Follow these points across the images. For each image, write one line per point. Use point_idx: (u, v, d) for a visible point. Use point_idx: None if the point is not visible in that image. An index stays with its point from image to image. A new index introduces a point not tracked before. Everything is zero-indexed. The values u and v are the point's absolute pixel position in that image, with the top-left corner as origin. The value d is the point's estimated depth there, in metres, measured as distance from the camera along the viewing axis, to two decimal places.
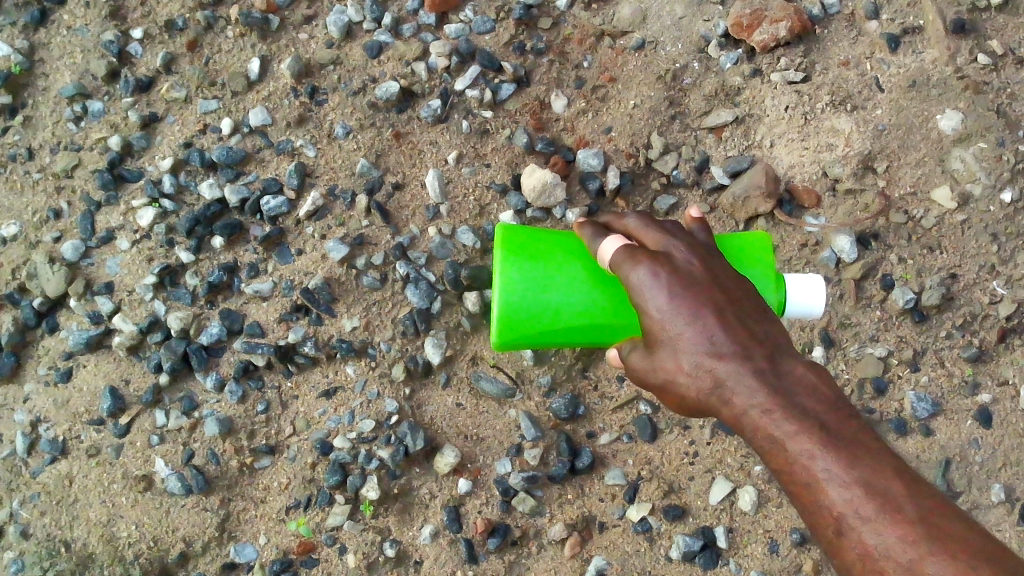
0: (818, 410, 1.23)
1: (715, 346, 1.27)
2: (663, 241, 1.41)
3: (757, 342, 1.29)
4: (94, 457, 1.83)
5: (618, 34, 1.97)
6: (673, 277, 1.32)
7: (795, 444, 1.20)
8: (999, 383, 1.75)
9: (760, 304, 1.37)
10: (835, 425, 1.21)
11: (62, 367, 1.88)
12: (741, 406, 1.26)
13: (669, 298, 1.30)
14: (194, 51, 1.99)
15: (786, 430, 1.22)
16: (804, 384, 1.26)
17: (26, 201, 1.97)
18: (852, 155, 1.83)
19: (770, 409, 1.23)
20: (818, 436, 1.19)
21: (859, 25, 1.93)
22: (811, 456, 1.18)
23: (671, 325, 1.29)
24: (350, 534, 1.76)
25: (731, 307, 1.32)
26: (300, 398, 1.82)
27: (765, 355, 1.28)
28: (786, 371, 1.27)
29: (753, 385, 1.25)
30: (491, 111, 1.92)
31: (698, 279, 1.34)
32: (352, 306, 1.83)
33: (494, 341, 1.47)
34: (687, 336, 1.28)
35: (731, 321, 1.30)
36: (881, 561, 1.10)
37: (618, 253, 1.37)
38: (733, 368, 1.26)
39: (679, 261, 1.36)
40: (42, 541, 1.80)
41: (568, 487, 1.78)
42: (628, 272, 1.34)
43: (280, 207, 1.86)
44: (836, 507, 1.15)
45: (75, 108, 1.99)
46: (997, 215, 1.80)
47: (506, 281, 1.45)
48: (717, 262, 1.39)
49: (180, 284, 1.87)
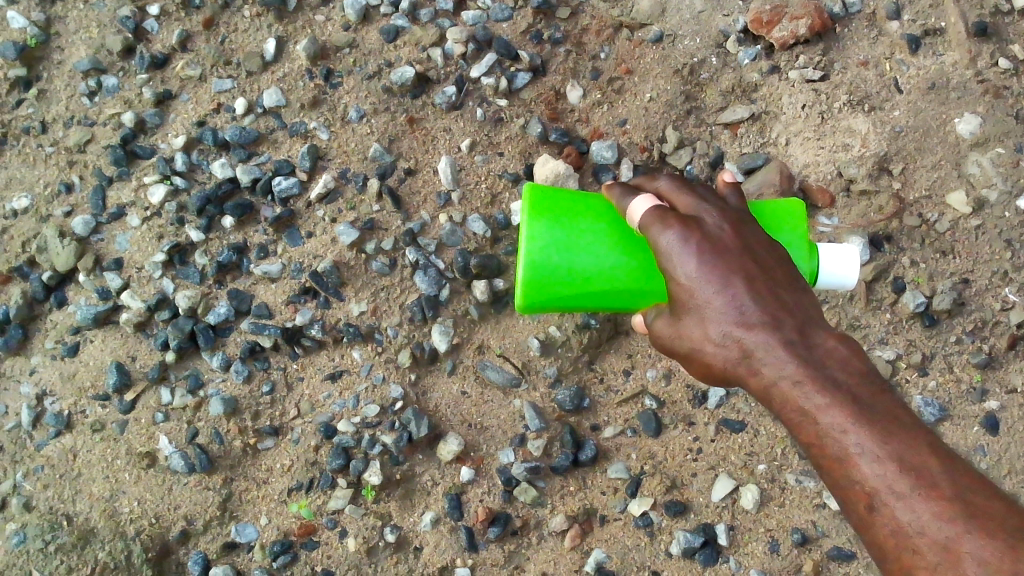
0: (850, 382, 1.22)
1: (744, 316, 1.27)
2: (695, 205, 1.37)
3: (788, 312, 1.28)
4: (99, 432, 1.83)
5: (636, 26, 1.95)
6: (703, 243, 1.29)
7: (827, 417, 1.20)
8: (1008, 390, 1.73)
9: (793, 271, 1.34)
10: (869, 399, 1.21)
11: (70, 342, 1.88)
12: (770, 376, 1.26)
13: (699, 264, 1.28)
14: (210, 29, 1.98)
15: (817, 403, 1.21)
16: (836, 357, 1.25)
17: (38, 174, 1.97)
18: (868, 156, 1.82)
19: (801, 380, 1.23)
20: (851, 411, 1.19)
21: (880, 25, 1.91)
22: (843, 430, 1.19)
23: (700, 293, 1.28)
24: (351, 518, 1.76)
25: (761, 275, 1.30)
26: (306, 380, 1.82)
27: (796, 326, 1.27)
28: (817, 343, 1.26)
29: (783, 356, 1.25)
30: (506, 99, 1.91)
31: (730, 246, 1.31)
32: (360, 291, 1.83)
33: (518, 303, 1.44)
34: (717, 305, 1.27)
35: (762, 291, 1.28)
36: (916, 539, 1.11)
37: (648, 214, 1.34)
38: (762, 338, 1.26)
39: (710, 226, 1.33)
40: (43, 514, 1.79)
41: (570, 479, 1.78)
42: (657, 236, 1.32)
43: (291, 188, 1.86)
44: (869, 483, 1.16)
45: (90, 83, 1.99)
46: (1012, 221, 1.77)
47: (531, 239, 1.41)
48: (749, 228, 1.36)
49: (189, 262, 1.87)
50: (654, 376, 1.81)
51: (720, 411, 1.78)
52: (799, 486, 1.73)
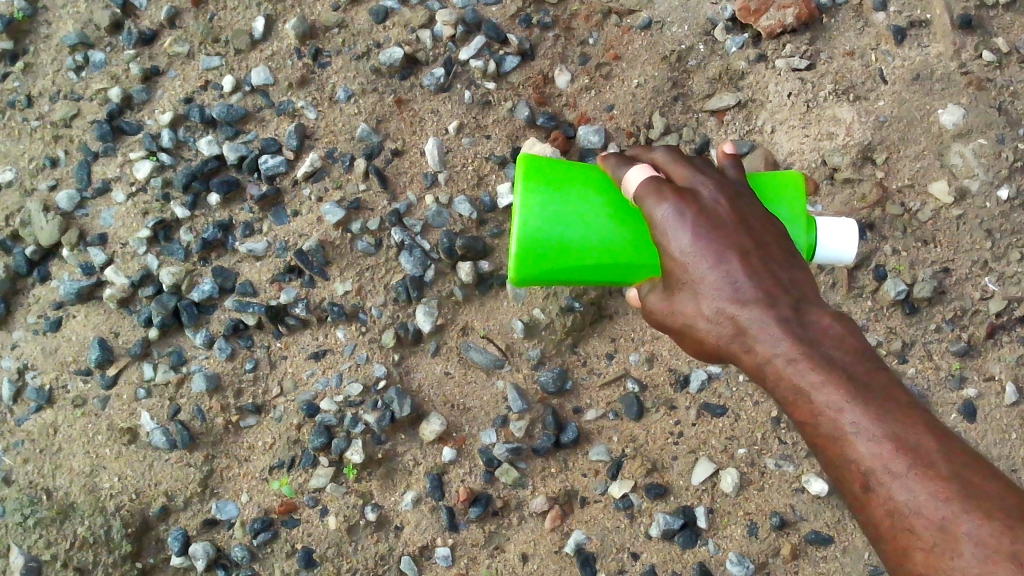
0: (845, 360, 1.23)
1: (738, 293, 1.27)
2: (691, 177, 1.37)
3: (783, 289, 1.28)
4: (80, 407, 1.83)
5: (625, 12, 1.97)
6: (698, 217, 1.30)
7: (822, 396, 1.21)
8: (986, 377, 1.75)
9: (789, 245, 1.35)
10: (864, 378, 1.21)
11: (52, 317, 1.88)
12: (764, 354, 1.26)
13: (694, 239, 1.29)
14: (199, 7, 1.98)
15: (812, 381, 1.22)
16: (831, 336, 1.25)
17: (23, 148, 1.96)
18: (852, 145, 1.83)
19: (796, 358, 1.24)
20: (846, 389, 1.20)
21: (866, 16, 1.93)
22: (839, 408, 1.19)
23: (694, 268, 1.29)
24: (332, 497, 1.76)
25: (757, 251, 1.30)
26: (289, 359, 1.82)
27: (791, 304, 1.27)
28: (812, 321, 1.26)
29: (778, 334, 1.25)
30: (494, 82, 1.92)
31: (725, 221, 1.32)
32: (345, 270, 1.83)
33: (511, 275, 1.45)
34: (711, 280, 1.28)
35: (757, 267, 1.29)
36: (912, 519, 1.12)
37: (643, 185, 1.35)
38: (756, 315, 1.26)
39: (706, 199, 1.33)
40: (22, 488, 1.78)
41: (552, 460, 1.79)
42: (652, 208, 1.32)
43: (278, 166, 1.86)
44: (865, 462, 1.17)
45: (77, 58, 1.98)
46: (992, 212, 1.79)
47: (525, 209, 1.42)
48: (745, 201, 1.37)
49: (175, 239, 1.87)
50: (636, 359, 1.82)
51: (701, 395, 1.79)
52: (779, 471, 1.74)
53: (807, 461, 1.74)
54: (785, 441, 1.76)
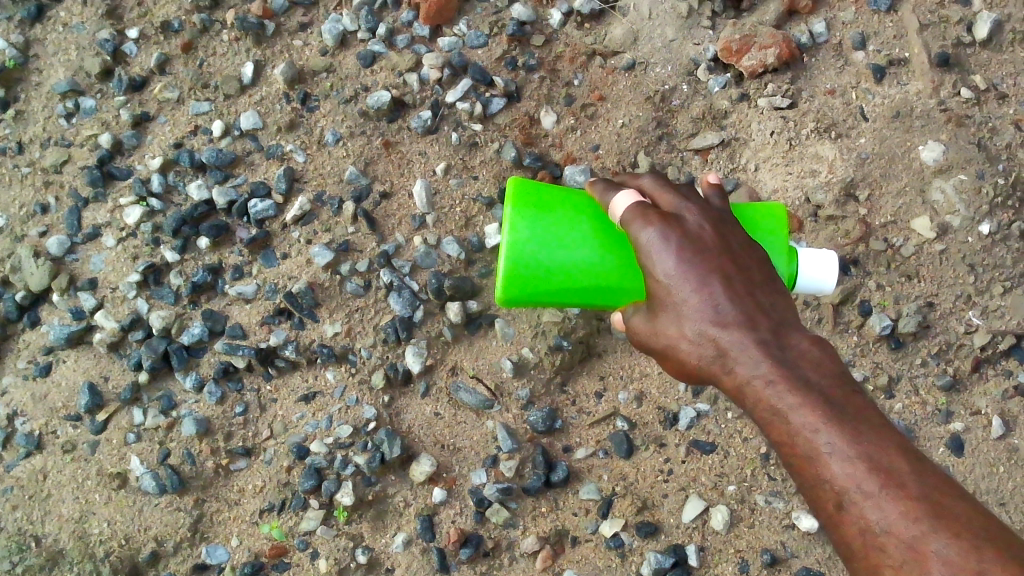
0: (822, 383, 1.24)
1: (720, 315, 1.28)
2: (677, 204, 1.39)
3: (764, 314, 1.30)
4: (69, 453, 1.82)
5: (609, 54, 2.00)
6: (682, 240, 1.31)
7: (798, 416, 1.22)
8: (973, 412, 1.76)
9: (772, 273, 1.37)
10: (840, 401, 1.22)
11: (42, 362, 1.88)
12: (744, 375, 1.27)
13: (678, 262, 1.30)
14: (189, 53, 2.01)
15: (790, 402, 1.22)
16: (809, 359, 1.27)
17: (14, 195, 1.97)
18: (835, 182, 1.85)
19: (774, 379, 1.25)
20: (821, 410, 1.20)
21: (845, 55, 1.96)
22: (814, 429, 1.19)
23: (678, 291, 1.30)
24: (323, 539, 1.75)
25: (739, 276, 1.32)
26: (279, 401, 1.83)
27: (770, 327, 1.29)
28: (793, 345, 1.28)
29: (757, 356, 1.26)
30: (481, 124, 1.94)
31: (709, 245, 1.33)
32: (335, 312, 1.84)
33: (498, 297, 1.47)
34: (693, 303, 1.29)
35: (739, 291, 1.30)
36: (883, 538, 1.11)
37: (629, 210, 1.36)
38: (736, 337, 1.27)
39: (691, 225, 1.35)
40: (11, 535, 1.78)
41: (543, 500, 1.79)
42: (638, 231, 1.34)
43: (267, 210, 1.87)
44: (838, 482, 1.16)
45: (68, 104, 2.00)
46: (974, 246, 1.81)
47: (512, 233, 1.44)
48: (729, 228, 1.39)
49: (164, 282, 1.88)
50: (625, 398, 1.83)
51: (690, 432, 1.80)
52: (769, 508, 1.74)
53: (796, 498, 1.74)
54: (775, 478, 1.76)
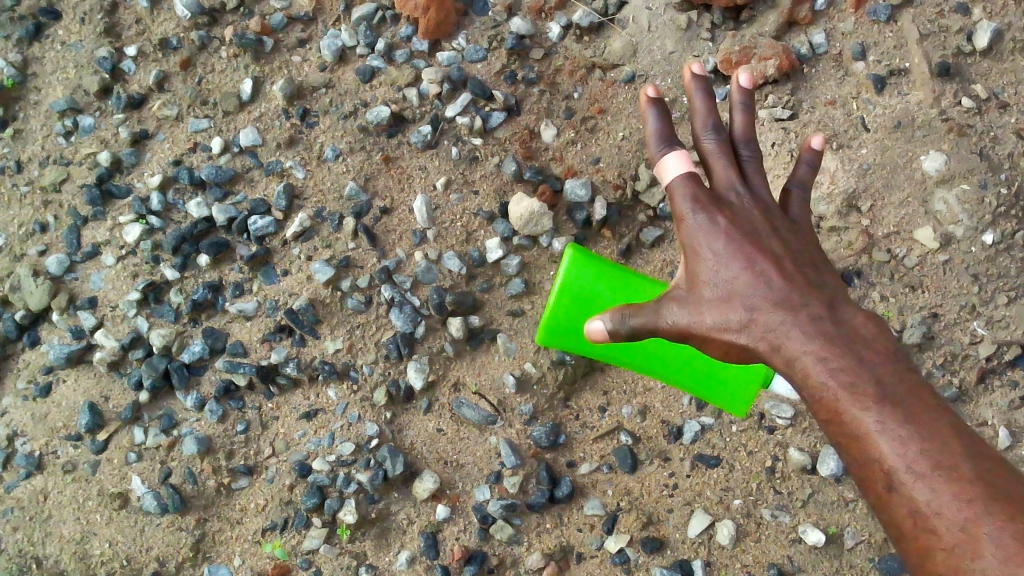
0: (874, 361, 1.26)
1: (772, 292, 1.31)
2: (727, 178, 1.42)
3: (816, 291, 1.32)
4: (70, 473, 1.81)
5: (609, 67, 2.00)
6: (730, 223, 1.36)
7: (848, 395, 1.23)
8: (978, 423, 1.75)
9: (819, 256, 1.40)
10: (891, 380, 1.24)
11: (42, 382, 1.87)
12: (793, 352, 1.28)
13: (726, 243, 1.34)
14: (187, 70, 2.00)
15: (841, 381, 1.24)
16: (861, 335, 1.29)
17: (12, 214, 1.96)
18: (837, 194, 1.85)
19: (825, 356, 1.26)
20: (872, 391, 1.22)
21: (846, 65, 1.96)
22: (864, 408, 1.21)
23: (726, 268, 1.33)
24: (326, 558, 1.74)
25: (787, 257, 1.35)
26: (281, 419, 1.82)
27: (821, 304, 1.31)
28: (844, 319, 1.30)
29: (807, 333, 1.28)
30: (481, 138, 1.93)
31: (757, 227, 1.37)
32: (336, 329, 1.83)
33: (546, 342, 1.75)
34: (742, 280, 1.31)
35: (789, 271, 1.33)
36: (933, 519, 1.13)
37: (680, 179, 1.40)
38: (787, 315, 1.29)
39: (741, 206, 1.39)
40: (13, 556, 1.78)
41: (547, 516, 1.77)
42: (685, 211, 1.38)
43: (267, 227, 1.86)
44: (888, 461, 1.18)
45: (66, 123, 1.99)
46: (978, 256, 1.80)
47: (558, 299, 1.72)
48: (777, 209, 1.43)
49: (164, 301, 1.87)
50: (629, 412, 1.82)
51: (695, 446, 1.79)
52: (775, 521, 1.73)
53: (803, 511, 1.73)
54: (781, 492, 1.75)
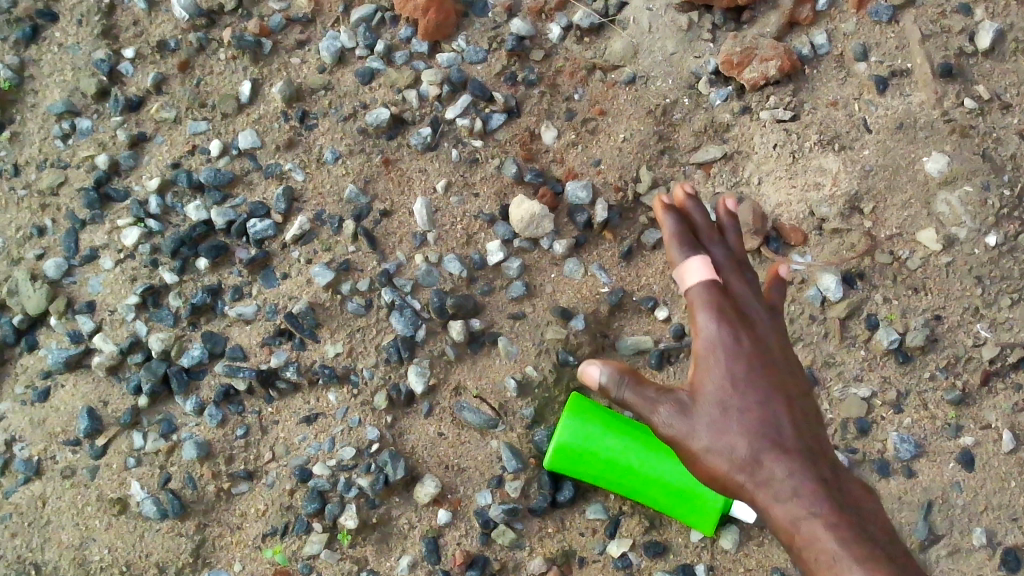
0: (861, 515, 1.34)
1: (783, 441, 1.38)
2: (749, 301, 1.50)
3: (822, 456, 1.39)
4: (69, 478, 1.80)
5: (610, 68, 1.99)
6: (753, 350, 1.44)
7: (829, 535, 1.30)
8: (983, 425, 1.74)
9: (818, 416, 1.46)
10: (880, 539, 1.31)
11: (40, 387, 1.86)
12: (779, 479, 1.35)
13: (744, 377, 1.41)
14: (185, 72, 1.99)
15: (825, 517, 1.32)
16: (853, 495, 1.36)
17: (9, 217, 1.95)
18: (839, 195, 1.84)
19: (817, 490, 1.34)
20: (850, 531, 1.30)
21: (848, 66, 1.95)
22: (835, 559, 1.29)
23: (739, 398, 1.40)
24: (327, 563, 1.73)
25: (798, 398, 1.44)
26: (280, 424, 1.80)
27: (828, 467, 1.38)
28: (847, 487, 1.37)
29: (806, 478, 1.35)
30: (481, 140, 1.93)
31: (772, 358, 1.46)
32: (336, 332, 1.82)
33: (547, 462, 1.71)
34: (754, 412, 1.39)
35: (796, 416, 1.41)
36: None
37: (701, 289, 1.47)
38: (790, 461, 1.36)
39: (761, 333, 1.48)
40: (11, 563, 1.76)
41: (549, 520, 1.76)
42: (705, 324, 1.45)
43: (266, 230, 1.86)
44: None
45: (63, 125, 1.98)
46: (981, 258, 1.79)
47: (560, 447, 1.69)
48: (789, 350, 1.50)
49: (163, 304, 1.86)
50: None
51: None
52: None
53: None
54: None
